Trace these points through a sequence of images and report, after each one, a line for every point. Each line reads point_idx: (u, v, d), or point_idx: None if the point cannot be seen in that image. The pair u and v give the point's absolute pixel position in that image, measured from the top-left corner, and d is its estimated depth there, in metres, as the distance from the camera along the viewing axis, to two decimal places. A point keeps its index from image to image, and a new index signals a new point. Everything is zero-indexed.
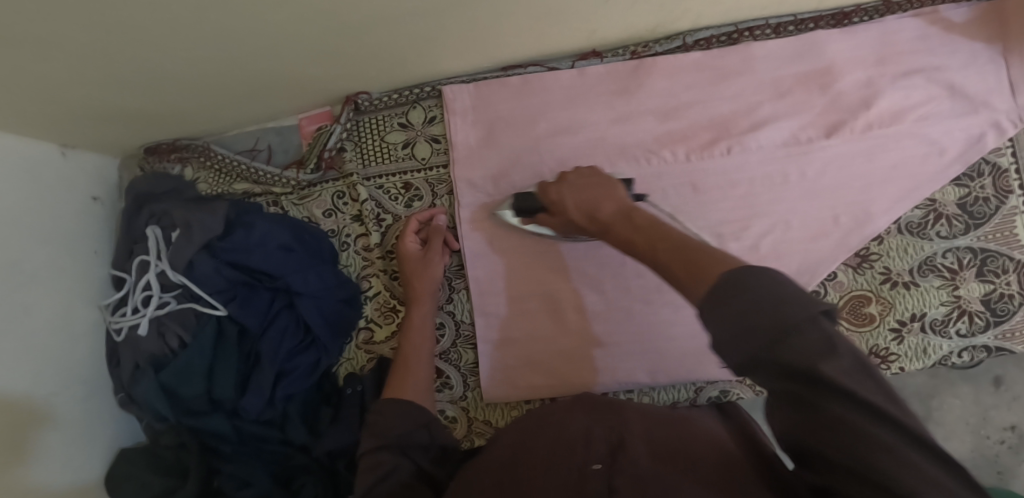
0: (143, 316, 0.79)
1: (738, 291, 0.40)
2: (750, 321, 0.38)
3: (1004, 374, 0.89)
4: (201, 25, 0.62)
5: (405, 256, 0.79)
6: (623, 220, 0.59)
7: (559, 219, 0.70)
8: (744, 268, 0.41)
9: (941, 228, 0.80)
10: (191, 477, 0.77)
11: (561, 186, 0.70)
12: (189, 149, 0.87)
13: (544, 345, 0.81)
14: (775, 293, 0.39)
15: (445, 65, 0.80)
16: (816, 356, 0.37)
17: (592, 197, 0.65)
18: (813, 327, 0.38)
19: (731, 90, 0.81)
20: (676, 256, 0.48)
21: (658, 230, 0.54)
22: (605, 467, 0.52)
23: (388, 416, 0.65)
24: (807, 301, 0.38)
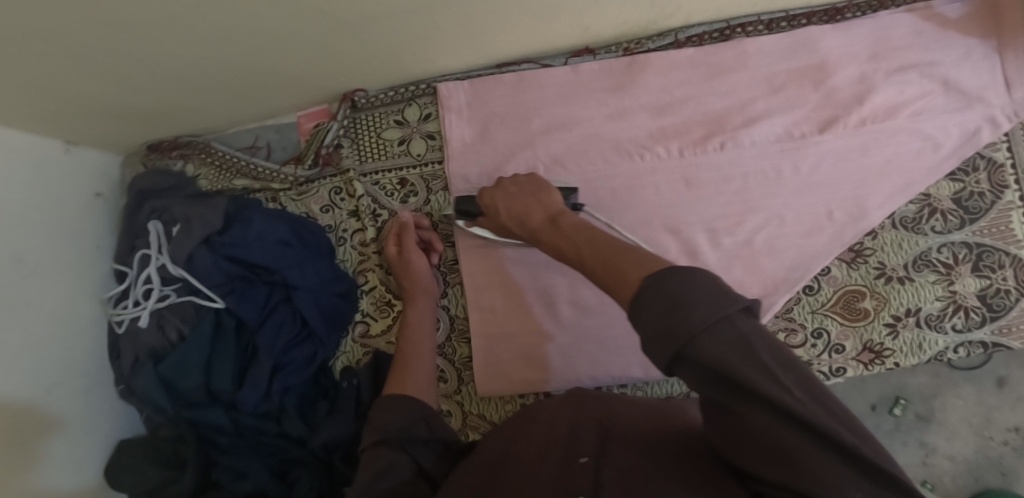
0: (143, 309, 0.80)
1: (656, 296, 0.42)
2: (666, 326, 0.40)
3: (1008, 375, 0.88)
4: (200, 24, 0.63)
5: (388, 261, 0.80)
6: (553, 230, 0.61)
7: (494, 223, 0.73)
8: (664, 271, 0.43)
9: (936, 222, 0.80)
10: (189, 468, 0.79)
11: (496, 191, 0.72)
12: (190, 146, 0.89)
13: (537, 340, 0.81)
14: (691, 296, 0.40)
15: (440, 62, 0.81)
16: (730, 359, 0.39)
17: (523, 206, 0.67)
18: (728, 327, 0.39)
19: (725, 85, 0.81)
20: (601, 261, 0.51)
21: (586, 235, 0.56)
22: (592, 460, 0.53)
23: (388, 410, 0.65)
24: (718, 303, 0.40)
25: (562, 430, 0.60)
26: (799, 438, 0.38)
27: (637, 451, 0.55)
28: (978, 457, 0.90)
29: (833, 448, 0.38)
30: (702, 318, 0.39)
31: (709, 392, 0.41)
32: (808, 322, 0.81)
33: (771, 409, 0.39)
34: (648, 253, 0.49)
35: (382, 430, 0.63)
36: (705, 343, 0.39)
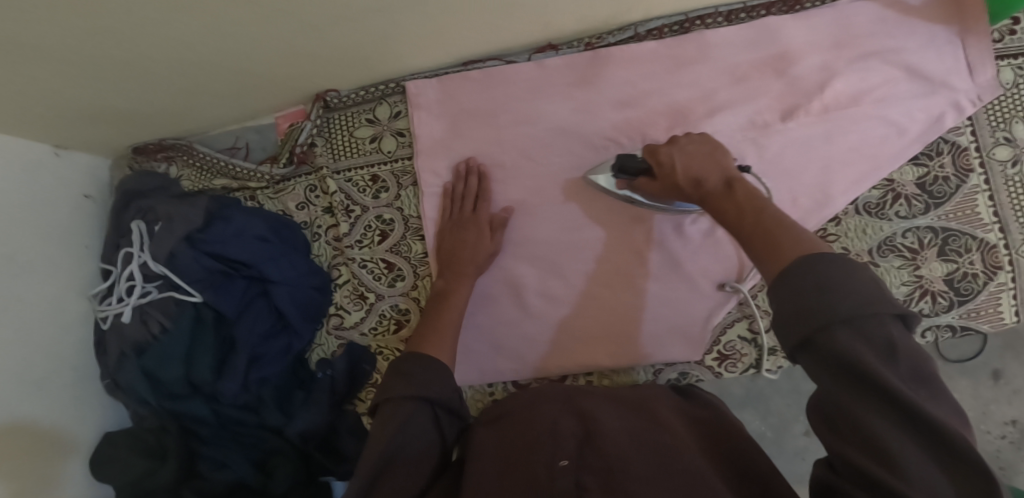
0: (126, 305, 0.83)
1: (804, 275, 0.46)
2: (808, 305, 0.45)
3: (1003, 368, 0.88)
4: (170, 31, 0.67)
5: (479, 248, 0.79)
6: (724, 195, 0.61)
7: (660, 183, 0.69)
8: (819, 257, 0.47)
9: (900, 208, 0.80)
10: (170, 457, 0.81)
11: (671, 148, 0.69)
12: (175, 149, 0.92)
13: (509, 330, 0.82)
14: (843, 287, 0.44)
15: (408, 61, 0.83)
16: (862, 350, 0.42)
17: (701, 166, 0.65)
18: (874, 325, 0.43)
19: (688, 77, 0.82)
20: (758, 234, 0.54)
21: (753, 205, 0.57)
22: (573, 463, 0.55)
23: (428, 369, 0.66)
24: (868, 301, 0.43)
25: (543, 427, 0.61)
26: (910, 442, 0.41)
27: (622, 453, 0.57)
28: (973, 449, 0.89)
29: (932, 453, 0.41)
30: (846, 308, 0.43)
31: (827, 381, 0.44)
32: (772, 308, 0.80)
33: (889, 411, 0.42)
34: (814, 236, 0.51)
35: (422, 389, 0.63)
36: (843, 332, 0.43)
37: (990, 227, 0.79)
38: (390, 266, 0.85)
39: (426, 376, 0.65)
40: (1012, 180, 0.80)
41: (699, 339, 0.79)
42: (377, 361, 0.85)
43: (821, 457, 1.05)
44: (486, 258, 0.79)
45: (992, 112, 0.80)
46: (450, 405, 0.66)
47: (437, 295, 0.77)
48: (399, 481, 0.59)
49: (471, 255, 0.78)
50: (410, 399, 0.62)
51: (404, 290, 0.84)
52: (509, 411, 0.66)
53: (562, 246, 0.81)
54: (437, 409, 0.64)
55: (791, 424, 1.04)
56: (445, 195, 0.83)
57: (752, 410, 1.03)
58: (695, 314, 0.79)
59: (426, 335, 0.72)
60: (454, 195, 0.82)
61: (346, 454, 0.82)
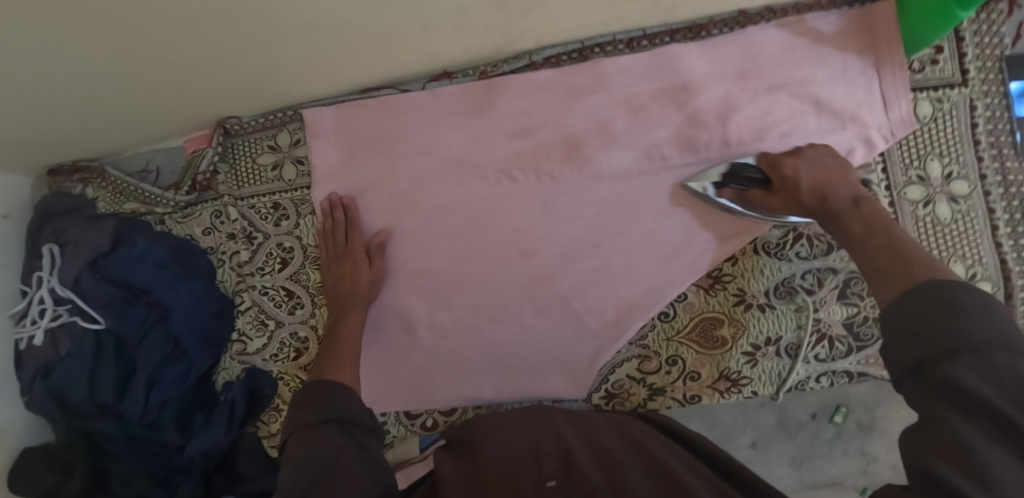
0: (39, 327, 0.87)
1: (936, 297, 0.45)
2: (936, 322, 0.43)
3: None
4: (42, 71, 0.68)
5: (358, 281, 0.79)
6: (852, 212, 0.62)
7: (777, 194, 0.69)
8: (953, 283, 0.46)
9: (801, 248, 0.76)
10: (78, 474, 0.85)
11: (798, 159, 0.69)
12: (87, 171, 0.93)
13: (402, 360, 0.84)
14: (978, 317, 0.43)
15: (301, 90, 0.82)
16: (980, 375, 0.40)
17: (831, 182, 0.66)
18: (1006, 356, 0.40)
19: (583, 108, 0.80)
20: (882, 252, 0.56)
21: (883, 226, 0.59)
22: (560, 483, 0.54)
23: (332, 394, 0.68)
24: (1000, 333, 0.41)
25: (525, 449, 0.59)
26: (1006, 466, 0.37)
27: (609, 472, 0.56)
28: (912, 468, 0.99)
29: None
30: (980, 332, 0.42)
31: (937, 400, 0.41)
32: (662, 350, 0.78)
33: (998, 436, 0.39)
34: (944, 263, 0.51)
35: (327, 411, 0.66)
36: (969, 354, 0.41)
37: None
38: (290, 294, 0.86)
39: (332, 399, 0.67)
40: (922, 220, 0.76)
41: (586, 374, 0.80)
42: (279, 386, 0.87)
43: (763, 469, 1.03)
44: (363, 292, 0.79)
45: (906, 149, 0.76)
46: (365, 424, 0.68)
47: (328, 330, 0.80)
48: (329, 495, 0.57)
49: (350, 291, 0.79)
50: (324, 423, 0.64)
51: (303, 318, 0.85)
52: (470, 435, 0.64)
53: (454, 279, 0.82)
54: (353, 430, 0.66)
55: (739, 435, 1.02)
56: (320, 233, 0.83)
57: (697, 422, 1.03)
58: (582, 352, 0.80)
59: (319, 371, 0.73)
60: (323, 233, 0.83)
61: (243, 474, 0.86)
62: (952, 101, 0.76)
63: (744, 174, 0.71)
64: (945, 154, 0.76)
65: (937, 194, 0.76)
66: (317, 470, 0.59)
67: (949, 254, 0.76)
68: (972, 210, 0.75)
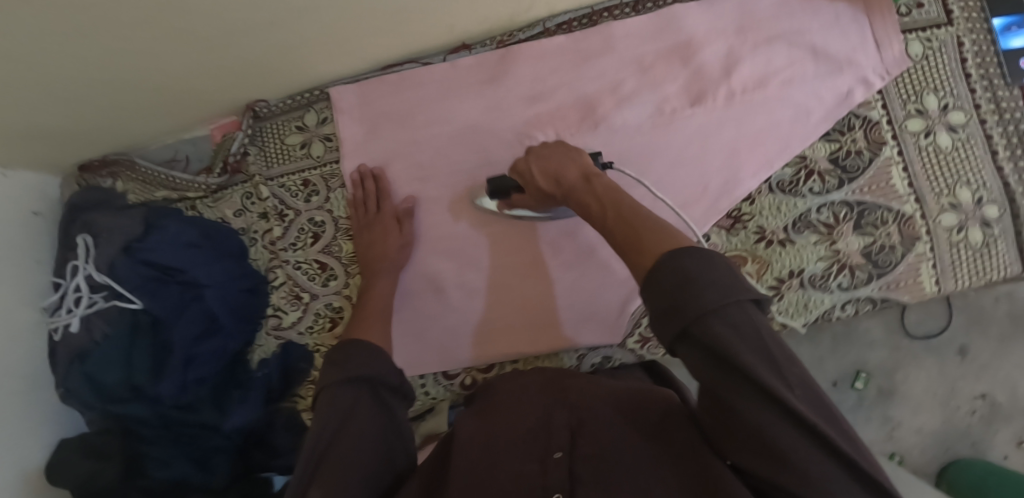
0: (74, 315, 0.88)
1: (674, 272, 0.47)
2: (683, 304, 0.45)
3: (966, 345, 1.27)
4: (76, 54, 0.70)
5: (388, 244, 0.81)
6: (586, 188, 0.63)
7: (531, 192, 0.74)
8: (684, 249, 0.48)
9: (814, 184, 0.80)
10: (115, 458, 0.85)
11: (528, 156, 0.75)
12: (117, 164, 0.95)
13: (432, 324, 0.84)
14: (710, 282, 0.45)
15: (325, 68, 0.85)
16: (735, 344, 0.44)
17: (558, 163, 0.69)
18: (742, 311, 0.45)
19: (595, 70, 0.84)
20: (623, 227, 0.56)
21: (611, 200, 0.60)
22: (566, 454, 0.55)
23: (359, 354, 0.68)
24: (731, 292, 0.45)
25: (531, 419, 0.59)
26: (782, 424, 0.43)
27: (613, 441, 0.55)
28: (945, 419, 1.28)
29: (802, 430, 0.43)
30: (713, 301, 0.45)
31: (713, 378, 0.45)
32: None
33: (764, 396, 0.43)
34: (675, 227, 0.53)
35: (354, 371, 0.66)
36: (716, 325, 0.44)
37: (905, 200, 0.80)
38: (323, 266, 0.88)
39: (358, 358, 0.68)
40: (925, 150, 0.80)
41: (617, 323, 0.82)
42: (314, 359, 0.89)
43: None
44: (398, 253, 0.81)
45: (902, 85, 0.81)
46: (390, 383, 0.68)
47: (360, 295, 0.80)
48: (346, 457, 0.60)
49: (384, 253, 0.81)
50: (348, 383, 0.65)
51: (336, 289, 0.88)
52: (487, 399, 0.65)
53: (482, 240, 0.84)
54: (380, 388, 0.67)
55: None
56: (351, 204, 0.86)
57: None
58: (610, 300, 0.82)
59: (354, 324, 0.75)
60: (354, 203, 0.85)
61: (281, 448, 0.87)
62: (940, 39, 0.81)
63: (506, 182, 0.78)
64: (940, 88, 0.81)
65: (936, 124, 0.80)
66: (335, 428, 0.61)
67: (955, 180, 0.80)
68: (971, 137, 0.80)
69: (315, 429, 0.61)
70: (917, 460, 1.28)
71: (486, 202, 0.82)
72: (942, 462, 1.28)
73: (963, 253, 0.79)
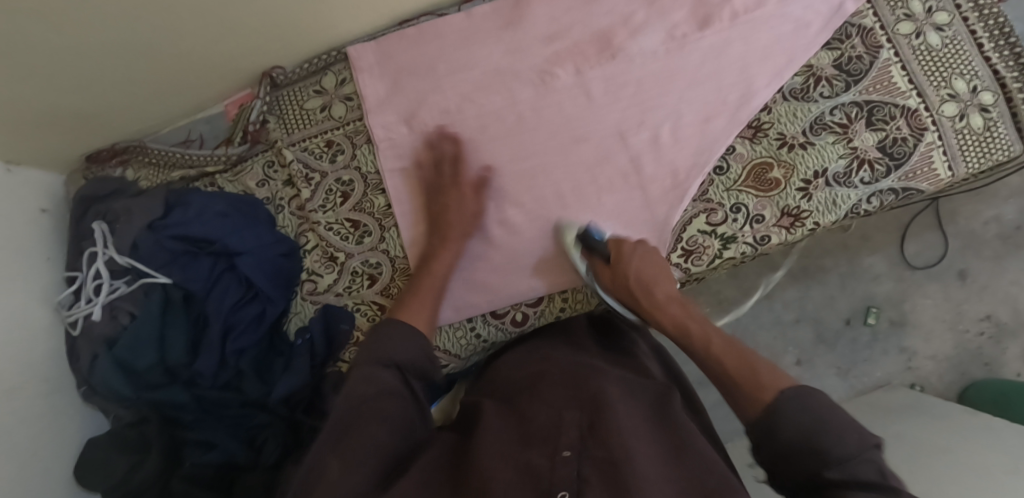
0: (95, 303, 0.84)
1: (798, 409, 0.51)
2: (804, 449, 0.48)
3: (966, 268, 1.29)
4: (104, 13, 0.71)
5: (458, 215, 0.80)
6: (682, 309, 0.71)
7: (615, 276, 0.77)
8: (808, 392, 0.52)
9: (823, 89, 0.85)
10: (154, 447, 0.81)
11: (631, 246, 0.78)
12: (128, 151, 0.94)
13: (476, 263, 0.84)
14: (838, 424, 0.49)
15: (346, 25, 0.89)
16: (867, 481, 0.45)
17: (659, 278, 0.75)
18: (873, 461, 0.46)
19: (605, 6, 0.89)
20: (728, 359, 0.61)
21: (711, 332, 0.67)
22: (575, 454, 0.51)
23: (393, 337, 0.65)
24: (863, 438, 0.48)
25: (545, 421, 0.57)
26: None
27: (626, 443, 0.52)
28: (961, 344, 1.29)
29: None
30: (840, 450, 0.47)
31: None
32: (725, 200, 0.83)
33: None
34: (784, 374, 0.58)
35: (389, 354, 0.62)
36: (838, 475, 0.46)
37: (908, 94, 0.84)
38: (356, 224, 0.87)
39: (389, 341, 0.64)
40: (918, 49, 0.86)
41: (658, 239, 0.84)
42: (357, 319, 0.86)
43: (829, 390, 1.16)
44: (472, 218, 0.81)
45: None
46: (421, 368, 0.65)
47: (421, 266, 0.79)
48: (369, 434, 0.54)
49: (458, 217, 0.80)
50: (378, 362, 0.61)
51: (372, 244, 0.86)
52: (519, 399, 0.64)
53: (516, 176, 0.85)
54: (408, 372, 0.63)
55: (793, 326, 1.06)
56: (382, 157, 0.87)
57: None
58: (643, 219, 0.84)
59: (408, 300, 0.72)
60: (423, 165, 0.85)
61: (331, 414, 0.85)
62: None
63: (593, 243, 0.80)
64: None
65: (924, 25, 0.86)
66: (359, 400, 0.57)
67: (949, 72, 0.85)
68: (957, 33, 0.86)
69: (344, 400, 0.57)
70: (940, 389, 1.29)
71: (569, 231, 0.82)
72: (963, 385, 1.28)
73: (968, 137, 0.83)
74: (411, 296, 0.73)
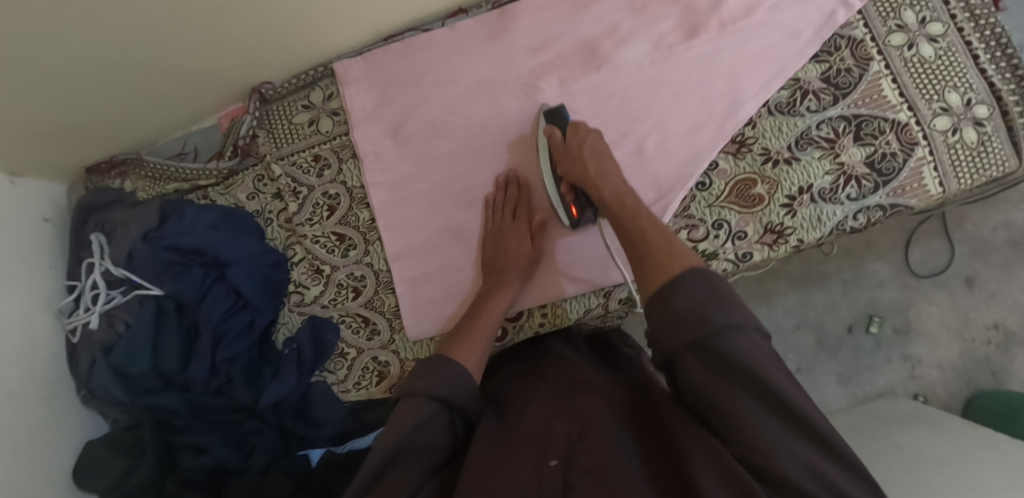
0: (93, 312, 0.87)
1: (693, 285, 0.54)
2: (697, 321, 0.51)
3: (973, 276, 1.26)
4: (92, 33, 0.73)
5: (511, 249, 0.80)
6: (620, 194, 0.72)
7: (564, 154, 0.78)
8: (703, 274, 0.55)
9: (810, 102, 0.84)
10: (148, 450, 0.84)
11: (588, 131, 0.79)
12: (127, 163, 0.96)
13: (458, 276, 0.85)
14: (726, 303, 0.52)
15: (334, 39, 0.90)
16: (748, 362, 0.49)
17: (604, 163, 0.75)
18: (749, 338, 0.51)
19: (591, 17, 0.89)
20: (646, 240, 0.64)
21: (639, 214, 0.68)
22: (562, 463, 0.52)
23: (441, 370, 0.63)
24: (745, 317, 0.52)
25: (533, 430, 0.58)
26: (762, 415, 0.50)
27: (614, 452, 0.54)
28: (966, 353, 1.26)
29: (781, 417, 0.49)
30: (725, 325, 0.51)
31: (708, 376, 0.51)
32: (706, 216, 0.83)
33: (754, 392, 0.50)
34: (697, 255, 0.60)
35: (439, 388, 0.61)
36: (717, 345, 0.50)
37: (899, 108, 0.83)
38: (341, 238, 0.88)
39: (443, 376, 0.63)
40: (910, 61, 0.83)
41: None
42: (342, 330, 0.88)
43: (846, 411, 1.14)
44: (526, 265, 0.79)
45: (880, 4, 0.85)
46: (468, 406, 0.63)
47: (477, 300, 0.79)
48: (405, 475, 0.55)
49: (514, 262, 0.79)
50: (428, 397, 0.60)
51: (357, 258, 0.88)
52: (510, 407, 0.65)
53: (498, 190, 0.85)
54: (457, 418, 0.62)
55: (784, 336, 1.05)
56: (367, 169, 0.88)
57: None
58: None
59: (459, 337, 0.71)
60: (495, 205, 0.83)
61: (319, 421, 0.86)
62: None
63: (558, 124, 0.81)
64: (915, 3, 0.85)
65: (917, 36, 0.84)
66: (401, 433, 0.56)
67: (942, 84, 0.83)
68: (952, 45, 0.84)
69: (395, 435, 0.56)
70: (943, 399, 1.26)
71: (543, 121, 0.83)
72: (968, 395, 1.25)
73: (961, 152, 0.81)
74: (465, 334, 0.72)
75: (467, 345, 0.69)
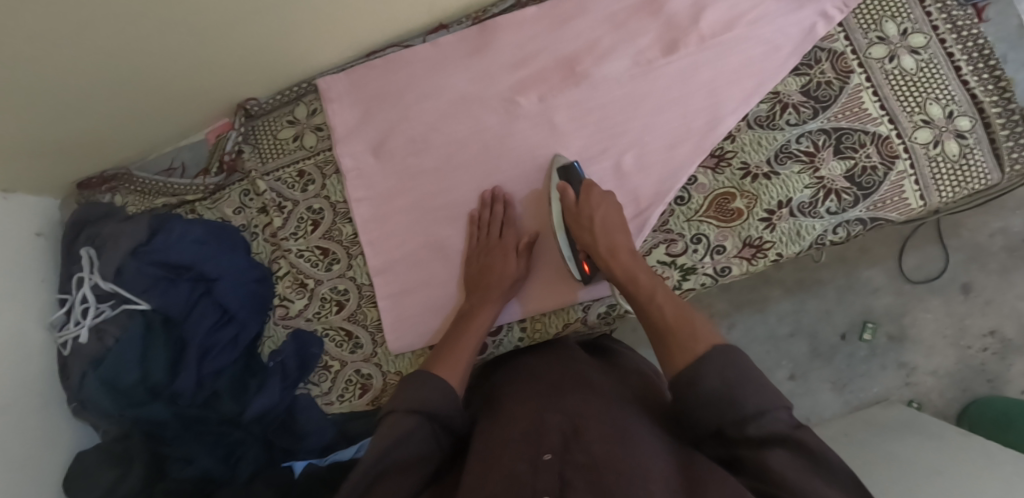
0: (83, 326, 0.89)
1: (718, 366, 0.57)
2: (727, 405, 0.54)
3: (969, 282, 1.24)
4: (77, 55, 0.74)
5: (494, 269, 0.80)
6: (635, 263, 0.74)
7: (576, 216, 0.78)
8: (728, 353, 0.58)
9: (789, 116, 0.83)
10: (136, 460, 0.86)
11: (600, 196, 0.79)
12: (116, 178, 0.98)
13: (438, 290, 0.86)
14: (752, 384, 0.55)
15: (318, 56, 0.91)
16: (781, 436, 0.52)
17: (614, 230, 0.77)
18: (780, 418, 0.54)
19: (571, 32, 0.89)
20: (666, 315, 0.66)
21: (657, 286, 0.71)
22: (557, 457, 0.51)
23: (421, 387, 0.64)
24: (774, 397, 0.55)
25: (526, 424, 0.57)
26: (806, 475, 0.50)
27: (610, 449, 0.52)
28: (962, 360, 1.24)
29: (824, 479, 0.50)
30: (753, 406, 0.54)
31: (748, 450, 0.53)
32: (685, 230, 0.83)
33: (801, 463, 0.51)
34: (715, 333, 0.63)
35: (421, 404, 0.62)
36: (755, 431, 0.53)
37: (879, 121, 0.82)
38: (325, 252, 0.90)
39: (429, 394, 0.63)
40: (891, 74, 0.83)
41: None
42: (325, 343, 0.89)
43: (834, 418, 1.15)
44: (511, 284, 0.80)
45: (860, 16, 0.85)
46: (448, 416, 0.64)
47: (460, 315, 0.80)
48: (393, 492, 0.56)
49: (499, 280, 0.80)
50: (412, 413, 0.61)
51: (341, 272, 0.89)
52: (500, 407, 0.65)
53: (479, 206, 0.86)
54: (441, 432, 0.63)
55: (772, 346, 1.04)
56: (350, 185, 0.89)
57: None
58: None
59: (444, 355, 0.72)
60: (479, 223, 0.84)
61: (303, 433, 0.88)
62: None
63: (571, 182, 0.81)
64: (897, 15, 0.84)
65: (898, 48, 0.83)
66: (385, 448, 0.57)
67: (924, 97, 0.82)
68: (934, 56, 0.83)
69: (375, 452, 0.56)
70: (938, 407, 1.25)
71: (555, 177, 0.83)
72: (964, 403, 1.23)
73: (942, 166, 0.81)
74: (449, 351, 0.72)
75: (451, 363, 0.70)
